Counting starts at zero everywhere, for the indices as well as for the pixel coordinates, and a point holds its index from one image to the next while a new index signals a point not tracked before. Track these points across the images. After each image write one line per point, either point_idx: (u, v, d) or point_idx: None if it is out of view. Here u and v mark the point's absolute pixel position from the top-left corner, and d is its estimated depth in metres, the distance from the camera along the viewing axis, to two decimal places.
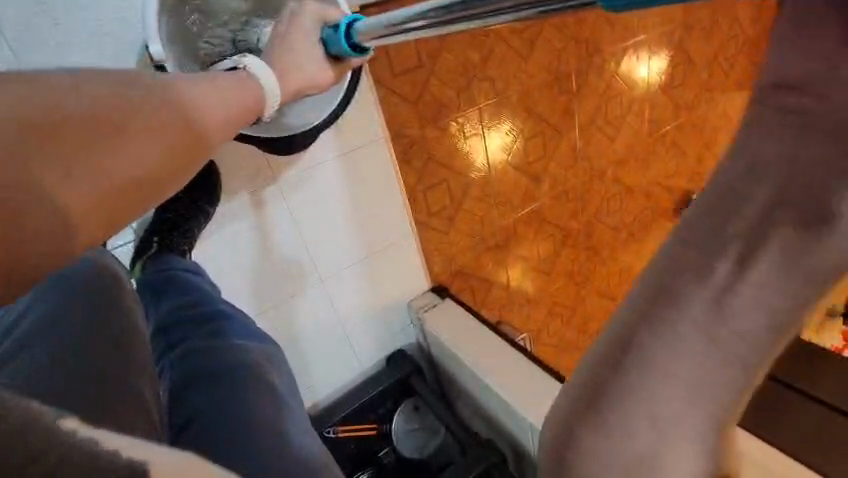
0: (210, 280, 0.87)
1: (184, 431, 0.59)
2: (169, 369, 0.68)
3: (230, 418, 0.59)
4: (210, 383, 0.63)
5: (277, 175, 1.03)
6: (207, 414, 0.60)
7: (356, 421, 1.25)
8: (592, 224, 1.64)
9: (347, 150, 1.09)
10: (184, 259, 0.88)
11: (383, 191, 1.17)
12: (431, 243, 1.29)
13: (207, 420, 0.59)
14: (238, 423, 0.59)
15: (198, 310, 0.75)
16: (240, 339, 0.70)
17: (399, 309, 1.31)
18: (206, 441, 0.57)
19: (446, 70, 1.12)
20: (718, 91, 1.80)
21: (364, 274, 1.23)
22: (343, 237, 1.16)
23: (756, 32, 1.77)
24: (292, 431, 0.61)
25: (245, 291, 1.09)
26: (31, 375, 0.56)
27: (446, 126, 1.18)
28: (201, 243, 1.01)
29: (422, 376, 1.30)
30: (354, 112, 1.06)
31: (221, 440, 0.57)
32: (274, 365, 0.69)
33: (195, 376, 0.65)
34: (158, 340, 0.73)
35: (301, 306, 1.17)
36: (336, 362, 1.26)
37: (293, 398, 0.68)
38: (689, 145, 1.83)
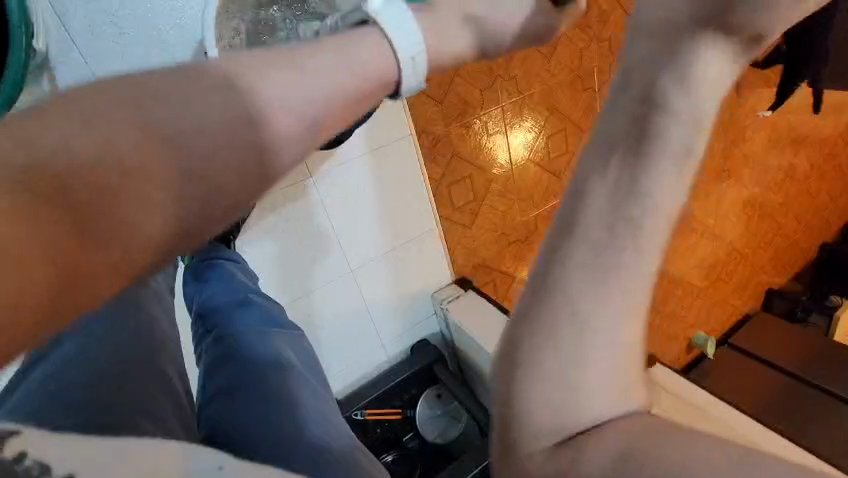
0: (245, 271, 0.91)
1: (209, 409, 0.61)
2: (206, 351, 0.73)
3: (254, 398, 0.61)
4: (239, 364, 0.66)
5: (312, 171, 1.11)
6: (237, 391, 0.62)
7: (380, 406, 1.30)
8: None
9: (376, 144, 1.15)
10: (226, 249, 0.95)
11: (407, 186, 1.22)
12: (454, 237, 1.34)
13: (236, 397, 0.61)
14: (262, 401, 0.61)
15: (232, 298, 0.80)
16: (273, 329, 0.75)
17: (423, 299, 1.36)
18: (222, 423, 0.58)
19: (471, 68, 1.18)
20: (742, 92, 1.81)
21: (390, 265, 1.28)
22: (369, 229, 1.22)
23: None
24: (311, 413, 0.63)
25: (277, 281, 1.15)
26: (70, 372, 0.57)
27: (470, 123, 1.23)
28: (242, 234, 1.09)
29: (444, 363, 1.35)
30: (383, 110, 1.12)
31: (244, 414, 0.59)
32: (300, 359, 0.73)
33: (226, 358, 0.68)
34: (197, 324, 0.79)
35: (326, 294, 1.22)
36: (358, 351, 1.32)
37: (317, 384, 0.70)
38: (719, 142, 1.84)
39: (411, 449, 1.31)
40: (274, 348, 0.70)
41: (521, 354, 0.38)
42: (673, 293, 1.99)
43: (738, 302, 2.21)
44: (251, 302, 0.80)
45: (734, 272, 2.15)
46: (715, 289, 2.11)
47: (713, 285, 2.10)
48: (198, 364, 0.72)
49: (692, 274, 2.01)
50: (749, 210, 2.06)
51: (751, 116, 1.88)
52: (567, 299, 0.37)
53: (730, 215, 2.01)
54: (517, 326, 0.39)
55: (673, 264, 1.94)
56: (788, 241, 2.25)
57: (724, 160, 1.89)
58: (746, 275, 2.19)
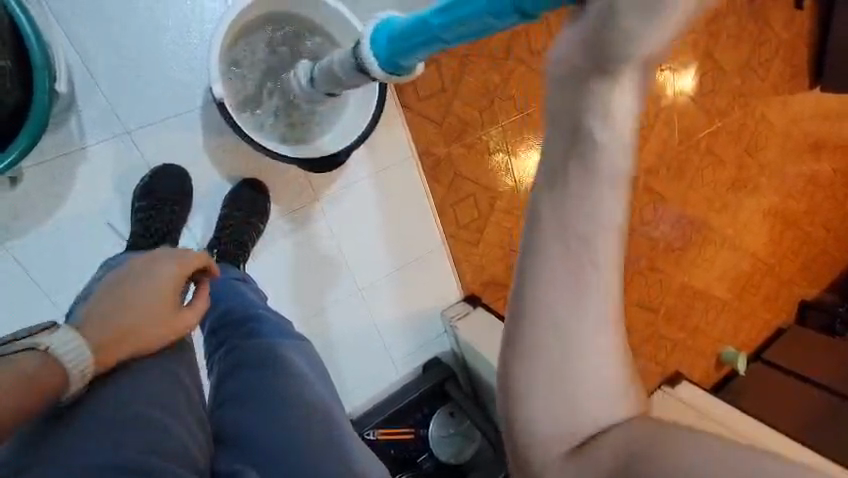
0: (256, 290, 0.94)
1: (224, 412, 0.67)
2: (220, 360, 0.76)
3: (267, 409, 0.64)
4: (252, 374, 0.69)
5: (319, 193, 1.16)
6: (246, 399, 0.66)
7: (393, 426, 1.28)
8: (631, 236, 1.71)
9: (379, 166, 1.20)
10: (237, 269, 0.97)
11: (413, 206, 1.26)
12: (461, 254, 1.36)
13: (245, 405, 0.66)
14: (275, 412, 0.64)
15: (245, 311, 0.83)
16: (283, 340, 0.77)
17: (433, 317, 1.37)
18: (238, 434, 0.63)
19: (467, 91, 1.23)
20: (751, 100, 1.80)
21: (399, 284, 1.31)
22: (376, 249, 1.26)
23: (787, 37, 1.82)
24: (322, 419, 0.65)
25: (287, 301, 1.19)
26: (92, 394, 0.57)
27: (472, 142, 1.27)
28: (253, 257, 1.14)
29: (456, 381, 1.35)
30: (384, 133, 1.18)
31: (258, 433, 0.62)
32: (312, 364, 0.75)
33: (239, 368, 0.71)
34: (212, 337, 0.82)
35: (337, 314, 1.25)
36: (371, 371, 1.32)
37: (327, 390, 0.72)
38: (729, 152, 1.81)
39: (425, 470, 1.30)
40: (288, 356, 0.73)
41: (514, 375, 0.46)
42: (694, 307, 1.93)
43: (767, 316, 2.12)
44: (262, 316, 0.82)
45: (761, 284, 2.07)
46: (740, 301, 2.04)
47: (738, 297, 2.03)
48: (213, 374, 0.76)
49: (714, 286, 1.95)
50: (771, 219, 2.01)
51: (762, 123, 1.86)
52: (539, 330, 0.44)
53: (751, 225, 1.97)
54: (507, 348, 0.46)
55: (692, 278, 1.89)
56: (817, 250, 2.16)
57: (738, 169, 1.86)
58: (775, 286, 2.11)
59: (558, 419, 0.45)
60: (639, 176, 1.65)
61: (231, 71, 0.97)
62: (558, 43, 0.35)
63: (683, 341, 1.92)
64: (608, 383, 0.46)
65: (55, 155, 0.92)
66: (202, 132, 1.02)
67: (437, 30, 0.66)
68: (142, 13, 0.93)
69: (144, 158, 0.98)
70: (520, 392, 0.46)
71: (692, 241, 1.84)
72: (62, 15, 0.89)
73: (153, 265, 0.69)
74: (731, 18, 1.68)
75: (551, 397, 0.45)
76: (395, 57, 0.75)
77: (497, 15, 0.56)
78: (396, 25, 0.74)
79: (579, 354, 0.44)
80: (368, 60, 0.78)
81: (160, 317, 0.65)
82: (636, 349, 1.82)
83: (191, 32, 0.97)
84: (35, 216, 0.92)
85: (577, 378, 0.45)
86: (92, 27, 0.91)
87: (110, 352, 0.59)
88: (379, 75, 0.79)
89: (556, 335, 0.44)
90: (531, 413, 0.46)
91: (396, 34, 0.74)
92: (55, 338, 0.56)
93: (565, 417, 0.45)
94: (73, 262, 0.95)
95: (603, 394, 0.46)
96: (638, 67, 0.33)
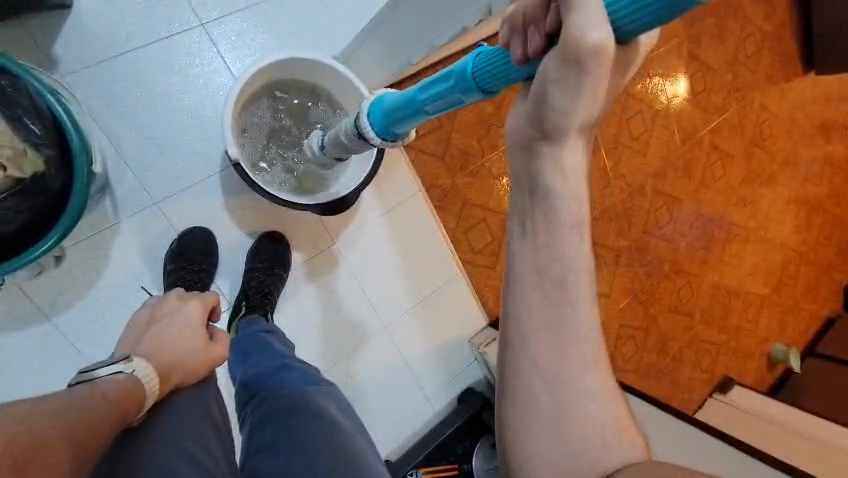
0: (283, 340, 0.95)
1: (256, 460, 0.71)
2: (251, 414, 0.78)
3: (304, 453, 0.70)
4: (281, 422, 0.73)
5: (334, 237, 1.21)
6: (278, 445, 0.71)
7: (435, 463, 1.26)
8: (650, 241, 1.69)
9: (388, 206, 1.25)
10: (265, 321, 1.00)
11: (426, 240, 1.30)
12: (480, 281, 1.37)
13: (279, 451, 0.71)
14: (312, 457, 0.69)
15: (271, 362, 0.85)
16: (310, 387, 0.78)
17: (461, 347, 1.37)
18: None
19: (464, 124, 1.29)
20: (747, 93, 1.82)
21: (423, 317, 1.32)
22: (396, 285, 1.28)
23: (771, 28, 1.85)
24: (357, 459, 0.71)
25: (314, 348, 1.21)
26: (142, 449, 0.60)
27: (475, 171, 1.31)
28: (278, 308, 1.17)
29: (493, 409, 1.33)
30: (390, 174, 1.24)
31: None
32: (342, 409, 0.78)
33: (266, 420, 0.75)
34: (242, 391, 0.84)
35: (365, 355, 1.26)
36: (406, 410, 1.31)
37: (359, 430, 0.77)
38: (735, 146, 1.81)
39: None
40: (318, 401, 0.76)
41: (513, 394, 0.47)
42: (731, 307, 1.86)
43: (812, 306, 2.03)
44: (289, 366, 0.83)
45: (798, 274, 2.00)
46: (779, 295, 1.96)
47: (777, 292, 1.96)
48: (244, 429, 0.78)
49: (748, 283, 1.89)
50: (793, 206, 1.96)
51: (763, 113, 1.86)
52: (534, 348, 0.45)
53: (773, 215, 1.92)
54: (504, 367, 0.47)
55: (723, 277, 1.84)
56: None
57: (748, 161, 1.85)
58: (813, 275, 2.03)
59: (555, 446, 0.45)
60: (647, 180, 1.66)
61: (243, 136, 1.06)
62: (512, 117, 0.46)
63: (726, 343, 1.85)
64: (603, 401, 0.47)
65: (92, 232, 1.00)
66: (221, 195, 1.09)
67: (420, 102, 0.70)
68: (161, 97, 1.03)
69: (170, 226, 1.05)
70: (520, 412, 0.46)
71: (714, 239, 1.81)
72: (91, 109, 0.99)
73: (179, 303, 0.78)
74: (711, 19, 1.73)
75: (548, 419, 0.45)
76: (389, 126, 0.79)
77: (465, 89, 0.62)
78: (387, 100, 0.78)
79: (575, 367, 0.46)
80: (367, 130, 0.82)
81: (206, 349, 0.72)
82: (678, 357, 1.75)
83: (205, 107, 1.07)
84: (77, 290, 0.99)
85: (576, 396, 0.46)
86: (119, 115, 1.01)
87: (171, 376, 0.67)
88: (378, 142, 0.83)
89: (549, 350, 0.46)
90: (531, 434, 0.46)
91: (388, 109, 0.78)
92: (130, 366, 0.64)
93: (564, 441, 0.45)
94: (114, 329, 1.01)
95: (603, 413, 0.46)
96: (573, 104, 0.42)
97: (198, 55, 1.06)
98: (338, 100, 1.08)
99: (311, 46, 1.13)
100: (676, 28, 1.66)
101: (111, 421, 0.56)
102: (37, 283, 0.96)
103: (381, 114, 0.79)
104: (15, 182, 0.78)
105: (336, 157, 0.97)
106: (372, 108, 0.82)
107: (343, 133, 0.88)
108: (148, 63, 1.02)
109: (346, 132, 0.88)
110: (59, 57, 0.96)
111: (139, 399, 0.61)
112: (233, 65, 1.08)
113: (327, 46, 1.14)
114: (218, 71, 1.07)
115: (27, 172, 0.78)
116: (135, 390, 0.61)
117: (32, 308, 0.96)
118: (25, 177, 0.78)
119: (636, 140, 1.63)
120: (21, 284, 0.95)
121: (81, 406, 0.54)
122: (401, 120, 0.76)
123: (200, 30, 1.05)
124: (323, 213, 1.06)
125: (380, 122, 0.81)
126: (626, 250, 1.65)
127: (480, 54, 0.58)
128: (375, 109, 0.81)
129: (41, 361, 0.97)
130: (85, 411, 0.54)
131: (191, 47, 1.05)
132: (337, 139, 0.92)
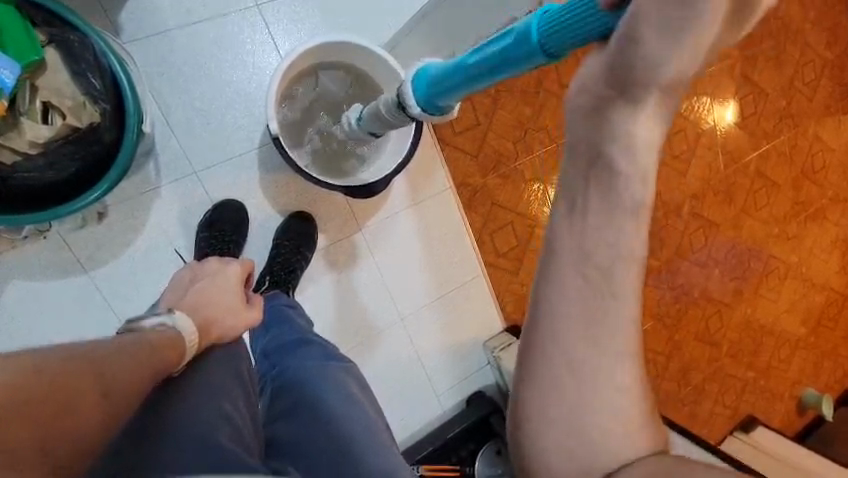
0: (304, 316, 0.98)
1: (275, 427, 0.72)
2: (272, 383, 0.80)
3: (320, 424, 0.70)
4: (300, 392, 0.74)
5: (361, 224, 1.22)
6: (297, 414, 0.72)
7: (438, 462, 1.26)
8: (682, 264, 1.63)
9: (418, 198, 1.26)
10: (286, 296, 1.02)
11: (452, 237, 1.30)
12: (502, 285, 1.36)
13: (296, 419, 0.72)
14: (329, 429, 0.70)
15: (295, 335, 0.87)
16: (329, 363, 0.80)
17: (475, 349, 1.35)
18: (295, 449, 0.69)
19: (501, 126, 1.29)
20: (801, 121, 1.74)
21: (441, 313, 1.32)
22: (417, 277, 1.28)
23: (832, 57, 1.77)
24: (370, 436, 0.71)
25: (332, 331, 1.22)
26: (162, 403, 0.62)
27: (507, 173, 1.30)
28: (301, 289, 1.20)
29: (502, 416, 1.31)
30: (424, 167, 1.25)
31: (310, 447, 0.68)
32: (360, 385, 0.80)
33: (288, 389, 0.76)
34: (263, 360, 0.86)
35: (380, 344, 1.27)
36: (414, 405, 1.30)
37: (375, 410, 0.78)
38: (782, 176, 1.73)
39: None
40: (337, 376, 0.78)
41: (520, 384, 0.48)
42: (763, 344, 1.77)
43: None
44: (312, 341, 0.86)
45: (839, 317, 1.89)
46: (817, 338, 1.85)
47: (815, 334, 1.85)
48: (264, 395, 0.80)
49: (784, 321, 1.80)
50: (841, 246, 1.86)
51: (817, 145, 1.78)
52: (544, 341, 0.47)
53: (819, 253, 1.83)
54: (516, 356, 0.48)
55: (757, 312, 1.76)
56: None
57: (795, 193, 1.76)
58: None
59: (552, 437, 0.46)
60: (684, 201, 1.60)
61: (284, 114, 1.08)
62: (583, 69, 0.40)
63: (754, 381, 1.76)
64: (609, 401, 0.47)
65: (134, 195, 1.04)
66: (257, 171, 1.12)
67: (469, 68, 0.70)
68: (212, 71, 1.08)
69: (208, 197, 1.09)
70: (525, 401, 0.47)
71: (751, 270, 1.73)
72: (147, 77, 1.04)
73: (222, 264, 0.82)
74: (770, 41, 1.66)
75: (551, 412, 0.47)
76: (433, 97, 0.80)
77: (525, 54, 0.60)
78: (431, 72, 0.79)
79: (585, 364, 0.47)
80: (410, 100, 0.83)
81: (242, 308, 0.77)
82: (700, 389, 1.68)
83: (250, 84, 1.10)
84: (115, 248, 1.04)
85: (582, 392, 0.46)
86: (172, 86, 1.05)
87: (207, 329, 0.71)
88: (420, 114, 0.84)
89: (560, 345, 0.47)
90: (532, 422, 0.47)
91: (432, 81, 0.79)
92: (172, 317, 0.68)
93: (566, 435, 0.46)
94: (146, 289, 1.06)
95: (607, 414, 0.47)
96: None
97: (251, 34, 1.10)
98: (378, 88, 1.10)
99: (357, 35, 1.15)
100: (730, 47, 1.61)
101: (152, 367, 0.58)
102: (81, 237, 1.02)
103: (426, 86, 0.80)
104: (72, 130, 0.83)
105: (372, 132, 0.99)
106: (413, 80, 0.82)
107: (384, 107, 0.89)
108: (202, 38, 1.07)
109: (386, 105, 0.89)
110: (122, 25, 1.02)
111: (185, 351, 0.65)
112: (281, 46, 1.12)
113: (373, 36, 1.16)
114: (267, 51, 1.11)
115: (85, 123, 0.83)
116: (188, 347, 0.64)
117: (72, 260, 1.02)
118: (82, 126, 0.83)
119: (677, 158, 1.58)
120: (66, 236, 1.01)
121: (132, 346, 0.58)
122: (446, 89, 0.77)
123: (255, 10, 1.09)
124: (354, 197, 1.07)
125: (422, 94, 0.82)
126: (655, 271, 1.59)
127: (547, 14, 0.56)
128: (419, 81, 0.82)
129: (74, 312, 1.02)
130: (135, 351, 0.58)
131: (244, 26, 1.09)
132: (377, 114, 0.93)
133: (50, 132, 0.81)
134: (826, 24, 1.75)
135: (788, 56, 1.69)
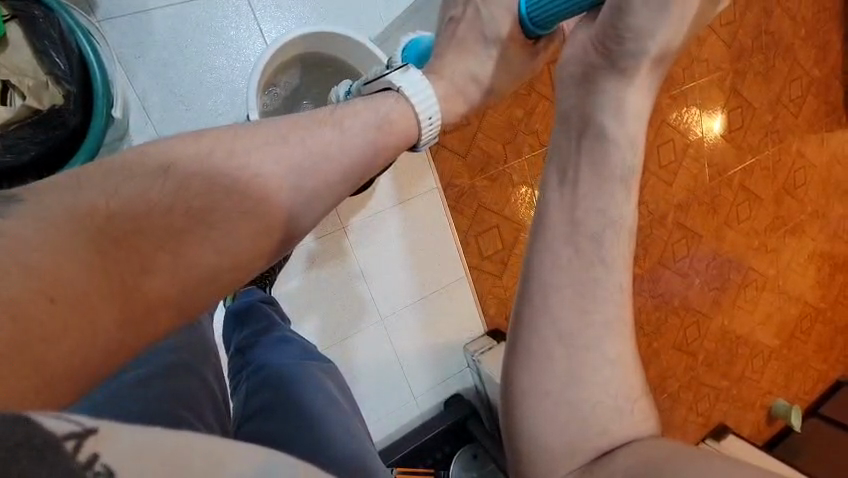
0: (283, 313, 0.95)
1: (249, 425, 0.67)
2: (246, 380, 0.77)
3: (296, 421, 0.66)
4: (276, 389, 0.71)
5: (346, 220, 1.19)
6: (272, 410, 0.68)
7: (413, 464, 1.24)
8: (663, 273, 1.64)
9: (405, 197, 1.24)
10: (262, 292, 0.99)
11: (438, 237, 1.28)
12: (485, 288, 1.35)
13: (271, 416, 0.67)
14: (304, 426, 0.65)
15: (273, 333, 0.85)
16: (308, 363, 0.78)
17: (456, 351, 1.34)
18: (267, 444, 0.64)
19: (492, 127, 1.27)
20: (785, 137, 1.77)
21: (423, 314, 1.30)
22: (400, 277, 1.26)
23: (819, 75, 1.80)
24: (348, 439, 0.67)
25: (311, 329, 1.20)
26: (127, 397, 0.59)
27: (495, 176, 1.29)
28: (280, 285, 1.16)
29: (479, 418, 1.30)
30: (412, 165, 1.23)
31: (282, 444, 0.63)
32: (338, 387, 0.78)
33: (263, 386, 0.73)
34: (238, 357, 0.83)
35: (359, 344, 1.24)
36: (391, 406, 1.29)
37: (353, 414, 0.75)
38: (765, 190, 1.76)
39: None
40: (315, 376, 0.76)
41: None
42: (738, 354, 1.80)
43: (821, 366, 1.96)
44: (291, 340, 0.84)
45: (812, 331, 1.93)
46: (790, 349, 1.89)
47: (787, 345, 1.89)
48: (238, 393, 0.76)
49: (759, 332, 1.83)
50: (817, 261, 1.90)
51: (799, 161, 1.81)
52: None
53: (796, 267, 1.86)
54: None
55: (734, 323, 1.79)
56: None
57: (776, 207, 1.79)
58: (827, 333, 1.97)
59: None
60: (669, 211, 1.61)
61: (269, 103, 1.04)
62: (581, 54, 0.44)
63: (727, 390, 1.79)
64: None
65: None
66: None
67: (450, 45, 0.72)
68: (193, 55, 1.03)
69: None
70: None
71: (729, 281, 1.75)
72: (123, 57, 0.99)
73: None
74: (760, 55, 1.68)
75: None
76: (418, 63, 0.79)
77: None
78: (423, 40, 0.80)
79: None
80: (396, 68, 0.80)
81: None
82: (674, 397, 1.70)
83: (233, 70, 1.06)
84: None
85: None
86: (150, 68, 1.01)
87: None
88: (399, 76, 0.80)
89: None
90: None
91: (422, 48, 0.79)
92: None
93: None
94: None
95: None
96: None
97: (236, 19, 1.05)
98: None
99: (348, 25, 1.12)
100: (722, 59, 1.62)
101: None
102: None
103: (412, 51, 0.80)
104: (33, 112, 0.79)
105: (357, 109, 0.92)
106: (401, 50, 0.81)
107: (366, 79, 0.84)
108: (184, 19, 1.02)
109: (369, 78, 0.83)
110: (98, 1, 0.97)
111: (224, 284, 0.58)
112: (268, 33, 1.08)
113: (364, 27, 1.13)
114: (253, 37, 1.07)
115: (46, 105, 0.80)
116: (271, 235, 0.52)
117: None
118: (44, 108, 0.80)
119: (664, 168, 1.58)
120: None
121: None
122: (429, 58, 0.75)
123: None
124: None
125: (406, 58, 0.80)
126: (637, 279, 1.60)
127: None
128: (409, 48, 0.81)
129: None
130: None
131: (229, 10, 1.05)
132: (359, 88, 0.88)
133: (9, 113, 0.77)
134: (815, 41, 1.77)
135: (777, 71, 1.71)
